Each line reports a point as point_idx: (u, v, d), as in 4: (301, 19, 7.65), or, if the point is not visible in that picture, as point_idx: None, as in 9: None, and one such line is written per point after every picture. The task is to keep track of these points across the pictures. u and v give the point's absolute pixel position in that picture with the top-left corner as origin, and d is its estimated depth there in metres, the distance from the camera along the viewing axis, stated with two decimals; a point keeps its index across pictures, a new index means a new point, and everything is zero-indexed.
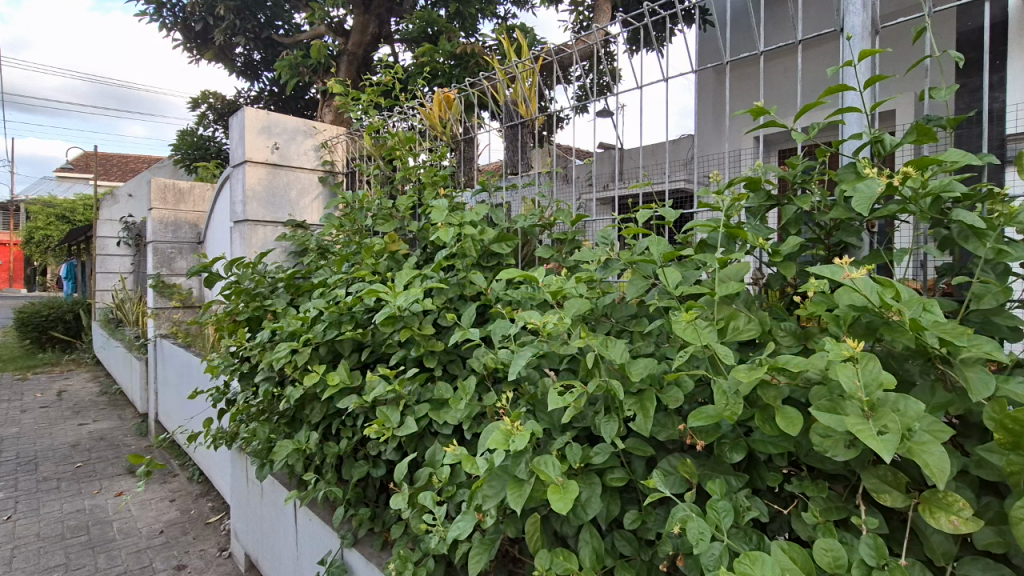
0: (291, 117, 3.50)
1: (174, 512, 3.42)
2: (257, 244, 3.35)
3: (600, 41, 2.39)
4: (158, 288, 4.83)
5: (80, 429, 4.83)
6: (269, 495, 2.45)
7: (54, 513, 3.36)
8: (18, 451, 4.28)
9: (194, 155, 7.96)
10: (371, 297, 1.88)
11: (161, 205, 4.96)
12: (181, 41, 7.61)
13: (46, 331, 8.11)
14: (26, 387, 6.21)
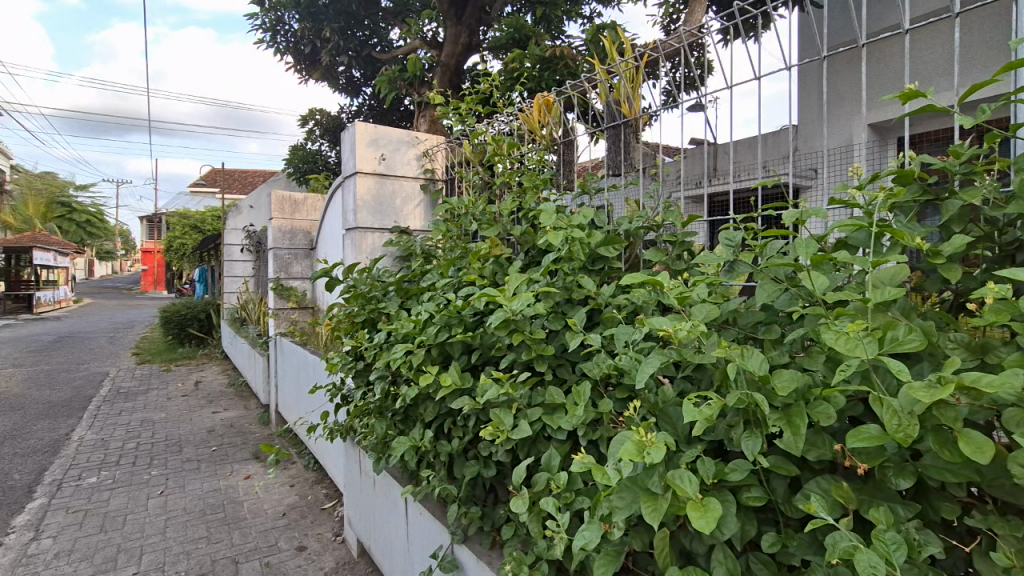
0: (396, 129, 3.69)
1: (294, 497, 3.73)
2: (366, 250, 3.58)
3: (692, 34, 2.23)
4: (278, 290, 5.31)
5: (215, 416, 5.42)
6: (382, 487, 2.59)
7: (196, 491, 3.78)
8: (167, 433, 4.88)
9: (304, 168, 8.66)
10: (482, 300, 1.93)
11: (280, 215, 5.45)
12: (293, 64, 8.32)
13: (185, 327, 9.20)
14: (170, 377, 7.09)
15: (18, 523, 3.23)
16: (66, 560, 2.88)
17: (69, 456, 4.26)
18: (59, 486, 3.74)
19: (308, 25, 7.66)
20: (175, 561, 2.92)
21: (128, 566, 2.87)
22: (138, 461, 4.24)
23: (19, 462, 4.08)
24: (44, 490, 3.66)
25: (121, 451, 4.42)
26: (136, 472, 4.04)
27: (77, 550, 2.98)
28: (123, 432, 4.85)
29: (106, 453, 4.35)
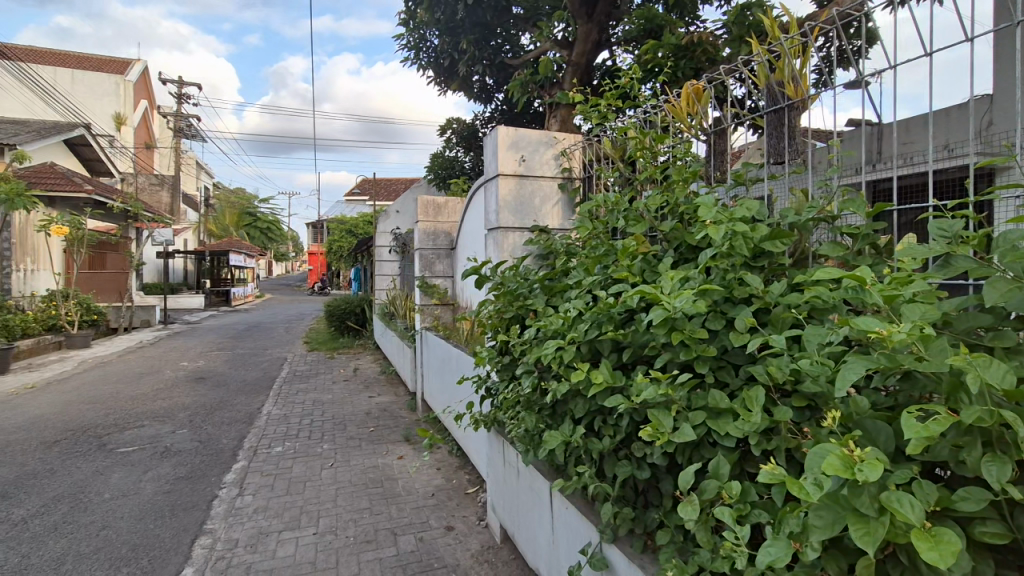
0: (535, 130, 3.76)
1: (441, 479, 4.01)
2: (507, 249, 3.72)
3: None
4: (424, 288, 5.77)
5: (370, 400, 6.03)
6: (526, 479, 2.67)
7: (359, 466, 4.23)
8: (333, 412, 5.53)
9: (443, 174, 9.27)
10: (636, 298, 1.88)
11: (425, 218, 5.94)
12: (433, 77, 8.91)
13: (344, 320, 10.36)
14: (334, 363, 8.06)
15: (227, 480, 3.88)
16: (263, 515, 3.39)
17: (261, 427, 5.01)
18: (255, 451, 4.42)
19: (447, 40, 8.10)
20: (346, 526, 3.30)
21: (310, 526, 3.29)
22: (313, 436, 4.86)
23: (226, 430, 4.90)
24: (244, 454, 4.35)
25: (299, 426, 5.10)
26: (311, 445, 4.63)
27: (271, 508, 3.50)
28: (300, 410, 5.60)
29: (288, 426, 5.06)
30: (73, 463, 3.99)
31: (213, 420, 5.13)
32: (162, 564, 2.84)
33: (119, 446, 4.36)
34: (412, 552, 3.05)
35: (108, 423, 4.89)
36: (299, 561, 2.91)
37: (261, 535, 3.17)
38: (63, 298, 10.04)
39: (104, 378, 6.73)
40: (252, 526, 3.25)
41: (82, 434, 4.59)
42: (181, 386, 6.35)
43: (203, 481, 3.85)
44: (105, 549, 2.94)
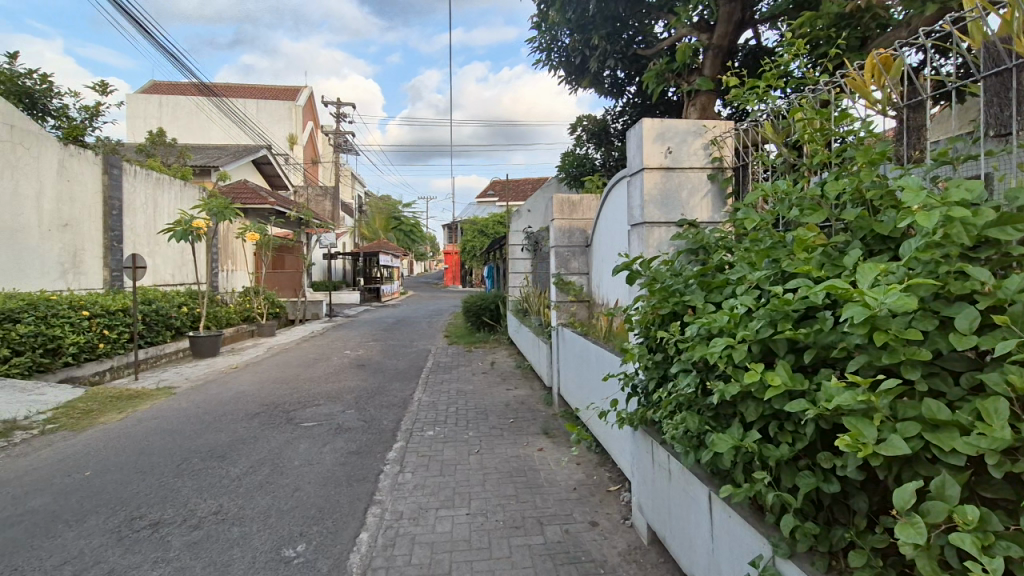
0: (683, 120, 3.59)
1: (582, 474, 4.04)
2: (653, 244, 3.63)
3: None
4: (560, 285, 5.86)
5: (508, 392, 6.28)
6: (680, 480, 2.57)
7: (502, 455, 4.42)
8: (476, 402, 5.85)
9: (574, 172, 9.31)
10: (821, 293, 1.71)
11: (560, 216, 6.01)
12: (565, 77, 8.92)
13: (480, 316, 10.89)
14: (473, 356, 8.53)
15: (390, 457, 4.30)
16: (422, 492, 3.71)
17: (414, 412, 5.48)
18: (410, 434, 4.83)
19: (578, 38, 8.06)
20: (495, 510, 3.48)
21: (462, 507, 3.52)
22: (459, 423, 5.18)
23: (385, 412, 5.43)
24: (402, 435, 4.78)
25: (446, 413, 5.47)
26: (459, 431, 4.94)
27: (428, 486, 3.81)
28: (446, 398, 6.01)
29: (437, 412, 5.47)
30: (270, 433, 4.71)
31: (374, 403, 5.72)
32: (343, 527, 3.22)
33: (302, 421, 5.05)
34: (559, 543, 3.10)
35: (293, 401, 5.70)
36: (455, 539, 3.12)
37: (421, 510, 3.46)
38: (254, 293, 11.90)
39: (287, 362, 7.86)
40: (413, 501, 3.56)
41: (275, 409, 5.40)
42: (346, 371, 7.17)
43: (370, 456, 4.31)
44: (299, 508, 3.42)
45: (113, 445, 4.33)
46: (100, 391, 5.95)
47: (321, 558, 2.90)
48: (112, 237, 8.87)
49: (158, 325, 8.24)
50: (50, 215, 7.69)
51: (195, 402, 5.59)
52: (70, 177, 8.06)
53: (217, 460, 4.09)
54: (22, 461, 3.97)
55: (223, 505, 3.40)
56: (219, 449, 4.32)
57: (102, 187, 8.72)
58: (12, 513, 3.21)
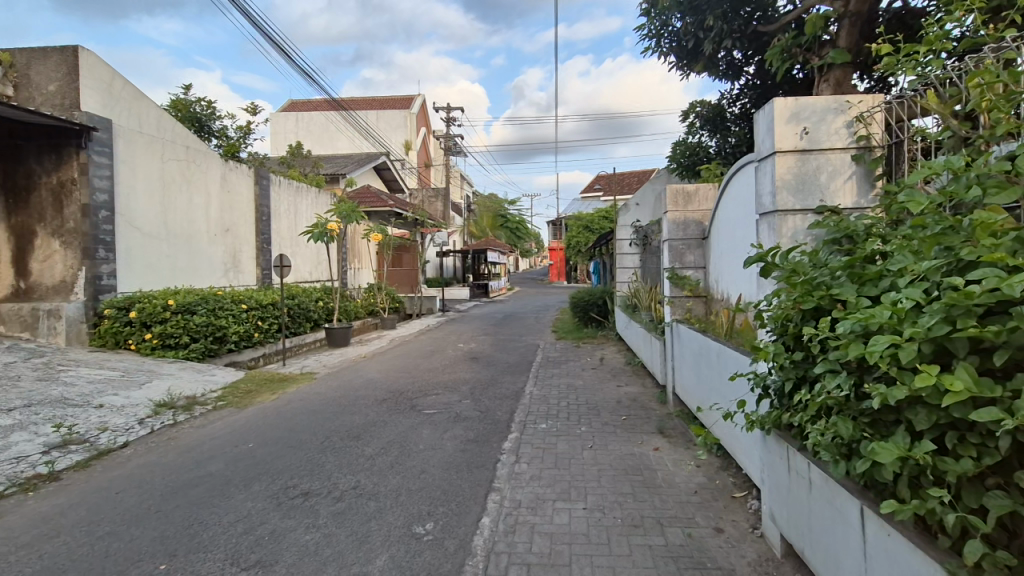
0: (822, 96, 3.25)
1: (703, 477, 3.85)
2: (786, 234, 3.36)
3: None
4: (675, 279, 5.63)
5: (620, 389, 6.17)
6: (823, 490, 2.35)
7: (616, 452, 4.36)
8: (587, 398, 5.83)
9: (687, 162, 8.86)
10: (1019, 285, 1.46)
11: (675, 208, 5.74)
12: (676, 62, 8.49)
13: (587, 311, 10.82)
14: (582, 351, 8.50)
15: (506, 447, 4.43)
16: (538, 483, 3.77)
17: (527, 405, 5.59)
18: (524, 425, 4.94)
19: (691, 20, 7.63)
20: (612, 507, 3.44)
21: (579, 501, 3.53)
22: (572, 417, 5.20)
23: (498, 403, 5.60)
24: (516, 427, 4.90)
25: (558, 407, 5.52)
26: (572, 426, 4.95)
27: (544, 477, 3.87)
28: (557, 392, 6.06)
29: (549, 406, 5.53)
30: (396, 417, 5.07)
31: (488, 394, 5.93)
32: (467, 510, 3.38)
33: (424, 408, 5.38)
34: (681, 546, 2.99)
35: (415, 389, 6.08)
36: (573, 532, 3.14)
37: (539, 500, 3.54)
38: (378, 290, 12.87)
39: (408, 353, 8.42)
40: (531, 491, 3.64)
41: (399, 396, 5.81)
42: (461, 363, 7.50)
43: (487, 445, 4.48)
44: (425, 489, 3.65)
45: (269, 422, 4.94)
46: (256, 374, 6.81)
47: (447, 537, 3.06)
48: (263, 240, 10.09)
49: (300, 317, 9.25)
50: (215, 221, 8.95)
51: (333, 387, 6.19)
52: (230, 189, 9.31)
53: (354, 440, 4.49)
54: (201, 431, 4.67)
55: (361, 481, 3.73)
56: (355, 430, 4.74)
57: (254, 196, 9.95)
58: (196, 475, 3.79)
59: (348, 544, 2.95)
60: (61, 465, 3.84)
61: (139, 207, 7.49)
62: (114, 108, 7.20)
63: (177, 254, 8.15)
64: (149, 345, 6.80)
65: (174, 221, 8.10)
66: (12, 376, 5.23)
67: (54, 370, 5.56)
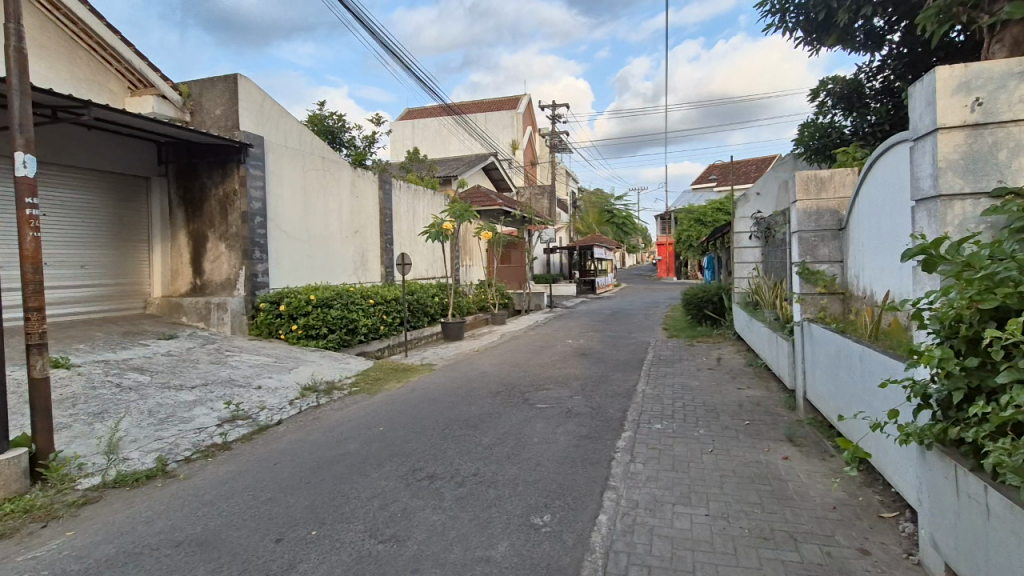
0: (1000, 60, 2.78)
1: (842, 493, 3.49)
2: (952, 222, 2.92)
3: None
4: (805, 275, 5.15)
5: (741, 392, 5.79)
6: (1004, 519, 2.02)
7: (740, 458, 4.11)
8: (704, 399, 5.55)
9: (817, 145, 7.80)
10: None
11: (805, 196, 5.21)
12: (803, 37, 7.70)
13: (702, 309, 10.28)
14: (696, 351, 8.11)
15: (620, 445, 4.37)
16: (656, 485, 3.68)
17: (640, 404, 5.46)
18: (638, 425, 4.84)
19: None
20: (737, 516, 3.25)
21: (701, 506, 3.38)
22: (688, 419, 4.99)
23: (610, 401, 5.54)
24: (629, 426, 4.81)
25: (673, 407, 5.32)
26: (689, 428, 4.75)
27: (662, 479, 3.76)
28: (671, 392, 5.85)
29: (664, 406, 5.34)
30: (510, 410, 5.23)
31: (599, 391, 5.89)
32: (583, 506, 3.39)
33: (536, 402, 5.48)
34: (820, 564, 2.75)
35: (527, 383, 6.22)
36: (696, 537, 3.02)
37: (657, 502, 3.45)
38: (488, 286, 13.32)
39: (518, 348, 8.62)
40: (648, 492, 3.57)
41: (512, 389, 5.97)
42: (571, 359, 7.52)
43: (601, 442, 4.45)
44: (541, 482, 3.71)
45: (396, 408, 5.34)
46: (383, 363, 7.40)
47: (566, 530, 3.10)
48: (386, 240, 10.90)
49: (419, 312, 9.87)
50: (347, 224, 9.85)
51: (450, 378, 6.52)
52: (358, 194, 10.18)
53: (471, 430, 4.70)
54: (339, 414, 5.17)
55: (480, 469, 3.90)
56: (472, 420, 4.96)
57: (379, 200, 10.78)
58: (337, 452, 4.21)
59: (472, 527, 3.11)
60: (232, 436, 4.48)
61: (285, 213, 8.46)
62: (265, 126, 8.20)
63: (315, 254, 9.09)
64: (295, 335, 7.66)
65: (313, 224, 9.05)
66: (194, 359, 6.19)
67: (223, 355, 6.48)
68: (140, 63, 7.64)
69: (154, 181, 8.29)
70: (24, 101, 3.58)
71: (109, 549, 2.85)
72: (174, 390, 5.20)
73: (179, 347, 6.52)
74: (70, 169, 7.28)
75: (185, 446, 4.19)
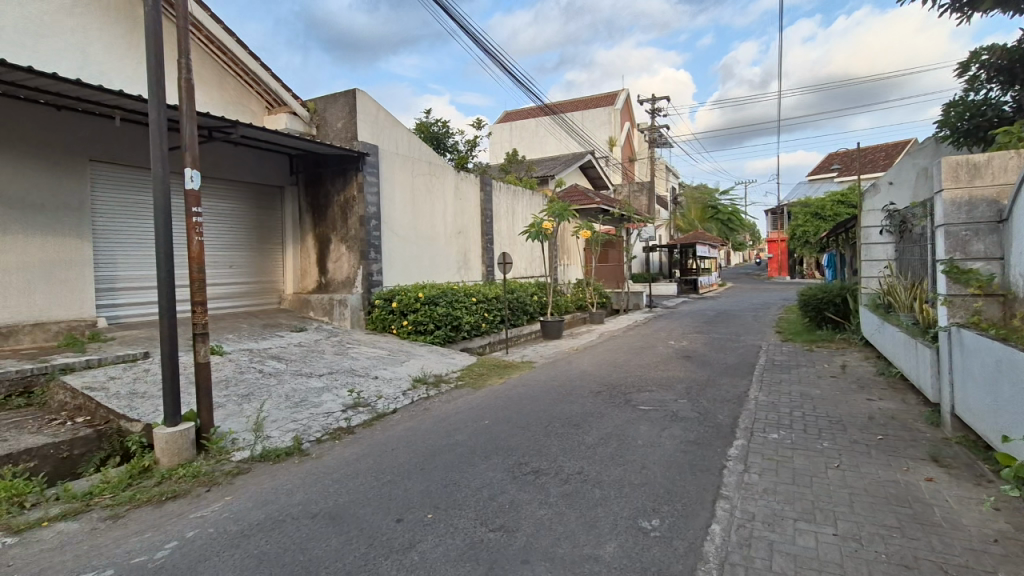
0: None
1: (1006, 525, 3.03)
2: None
3: None
4: (953, 274, 4.54)
5: (871, 403, 5.24)
6: None
7: (873, 476, 3.72)
8: (827, 409, 5.10)
9: (966, 127, 6.71)
10: None
11: (954, 185, 4.59)
12: (950, 4, 6.78)
13: (822, 311, 9.43)
14: (816, 356, 7.46)
15: (732, 453, 4.16)
16: (774, 498, 3.45)
17: (753, 411, 5.14)
18: (752, 433, 4.56)
19: None
20: (872, 540, 2.94)
21: (828, 524, 3.12)
22: (809, 430, 4.61)
23: (719, 406, 5.27)
24: (742, 433, 4.55)
25: (791, 417, 4.95)
26: (810, 440, 4.40)
27: (781, 493, 3.52)
28: (789, 400, 5.44)
29: (780, 415, 4.99)
30: (612, 410, 5.17)
31: (707, 396, 5.63)
32: (694, 513, 3.27)
33: (639, 403, 5.37)
34: None
35: (629, 384, 6.11)
36: (823, 558, 2.79)
37: (777, 516, 3.23)
38: (586, 285, 13.23)
39: (618, 348, 8.49)
40: (766, 505, 3.35)
41: (613, 390, 5.90)
42: (674, 361, 7.27)
43: (711, 448, 4.26)
44: (648, 485, 3.63)
45: (500, 403, 5.50)
46: (485, 359, 7.65)
47: (676, 537, 3.01)
48: (487, 240, 11.25)
49: (518, 310, 10.06)
50: (451, 226, 10.30)
51: (551, 376, 6.58)
52: (461, 196, 10.60)
53: (574, 428, 4.73)
54: (447, 406, 5.43)
55: (585, 468, 3.90)
56: (574, 418, 4.98)
57: (480, 201, 11.15)
58: (447, 442, 4.43)
59: (579, 525, 3.12)
60: (354, 422, 4.89)
61: (396, 216, 9.04)
62: (379, 136, 8.81)
63: (422, 254, 9.61)
64: (405, 330, 8.16)
65: (420, 226, 9.58)
66: (320, 349, 6.83)
67: (344, 347, 7.08)
68: (275, 84, 8.54)
69: (287, 190, 9.24)
70: (192, 124, 4.17)
71: (259, 515, 3.24)
72: (305, 377, 5.78)
73: (307, 339, 7.22)
74: (221, 181, 8.32)
75: (316, 428, 4.65)
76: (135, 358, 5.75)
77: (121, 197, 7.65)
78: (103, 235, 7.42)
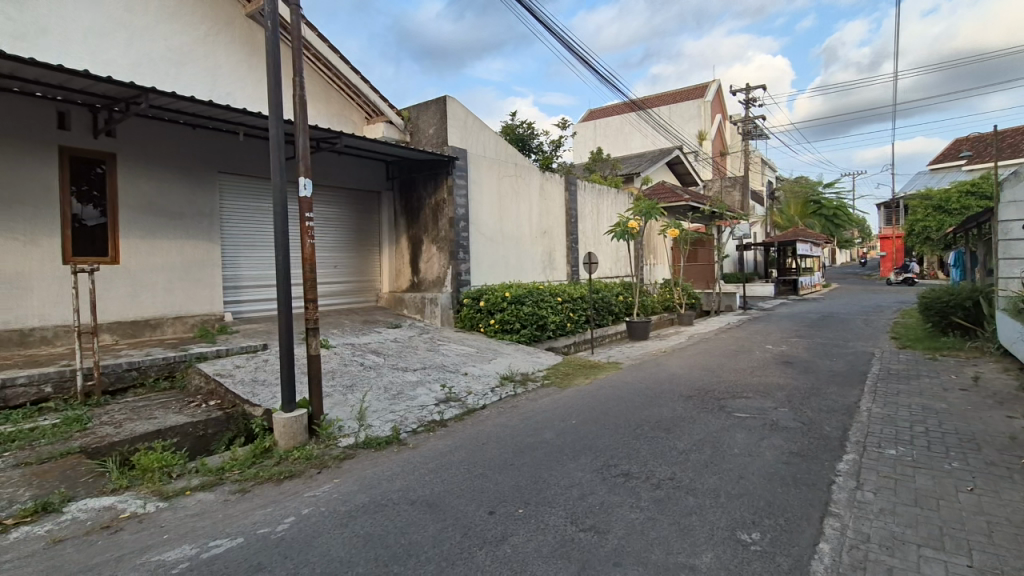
0: None
1: None
2: None
3: None
4: None
5: (1013, 421, 4.61)
6: None
7: (1016, 503, 3.28)
8: (957, 426, 4.56)
9: None
10: None
11: None
12: None
13: (948, 315, 8.43)
14: (942, 366, 6.69)
15: (842, 468, 3.85)
16: (893, 520, 3.15)
17: (865, 423, 4.72)
18: (865, 448, 4.19)
19: None
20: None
21: (960, 554, 2.80)
22: (935, 447, 4.15)
23: (826, 417, 4.89)
24: (853, 447, 4.20)
25: (912, 432, 4.48)
26: (937, 458, 3.96)
27: (901, 515, 3.21)
28: (909, 414, 4.92)
29: (899, 430, 4.53)
30: (705, 416, 4.97)
31: (811, 405, 5.24)
32: (799, 529, 3.07)
33: (734, 410, 5.12)
34: None
35: (723, 390, 5.84)
36: None
37: (897, 540, 2.95)
38: (673, 285, 12.78)
39: (710, 351, 8.13)
40: (883, 527, 3.07)
41: (706, 394, 5.66)
42: (772, 367, 6.84)
43: (817, 461, 3.97)
44: (747, 496, 3.46)
45: (587, 403, 5.48)
46: (571, 359, 7.64)
47: (779, 553, 2.84)
48: (571, 239, 11.23)
49: (603, 310, 9.94)
50: (536, 226, 10.39)
51: (639, 378, 6.45)
52: (546, 196, 10.66)
53: (664, 432, 4.61)
54: (534, 404, 5.50)
55: (677, 474, 3.80)
56: (664, 422, 4.85)
57: (565, 201, 11.15)
58: (534, 440, 4.50)
59: (672, 532, 3.05)
60: (447, 416, 5.10)
61: (483, 217, 9.29)
62: (467, 140, 9.08)
63: (508, 254, 9.78)
64: (492, 328, 8.35)
65: (507, 227, 9.76)
66: (413, 345, 7.19)
67: (435, 344, 7.40)
68: (373, 96, 9.07)
69: (383, 195, 9.80)
70: (305, 136, 4.56)
71: (364, 498, 3.49)
72: (401, 371, 6.11)
73: (401, 335, 7.62)
74: (327, 188, 9.00)
75: (412, 420, 4.90)
76: (255, 349, 6.39)
77: (243, 205, 8.52)
78: (229, 238, 8.31)
